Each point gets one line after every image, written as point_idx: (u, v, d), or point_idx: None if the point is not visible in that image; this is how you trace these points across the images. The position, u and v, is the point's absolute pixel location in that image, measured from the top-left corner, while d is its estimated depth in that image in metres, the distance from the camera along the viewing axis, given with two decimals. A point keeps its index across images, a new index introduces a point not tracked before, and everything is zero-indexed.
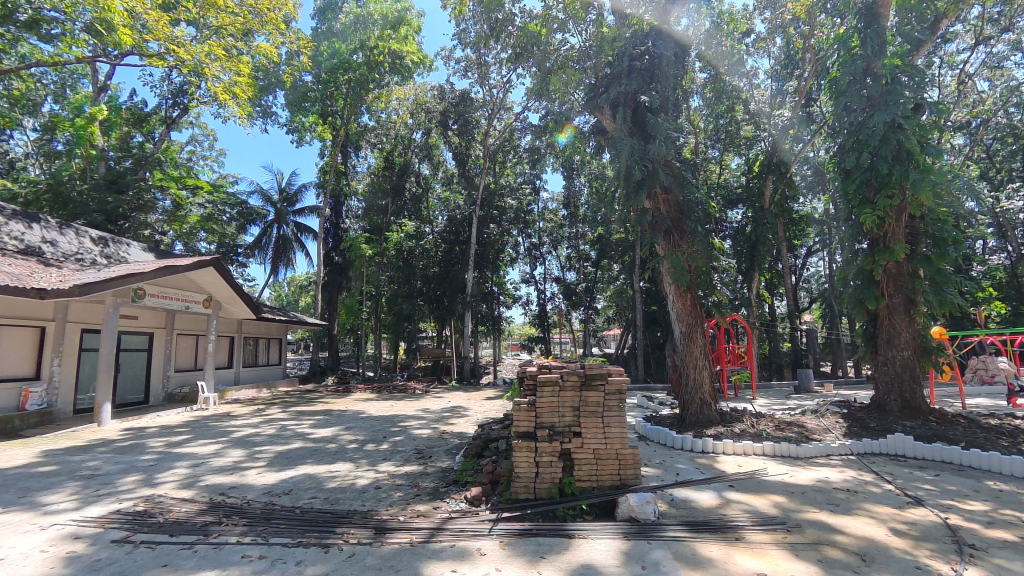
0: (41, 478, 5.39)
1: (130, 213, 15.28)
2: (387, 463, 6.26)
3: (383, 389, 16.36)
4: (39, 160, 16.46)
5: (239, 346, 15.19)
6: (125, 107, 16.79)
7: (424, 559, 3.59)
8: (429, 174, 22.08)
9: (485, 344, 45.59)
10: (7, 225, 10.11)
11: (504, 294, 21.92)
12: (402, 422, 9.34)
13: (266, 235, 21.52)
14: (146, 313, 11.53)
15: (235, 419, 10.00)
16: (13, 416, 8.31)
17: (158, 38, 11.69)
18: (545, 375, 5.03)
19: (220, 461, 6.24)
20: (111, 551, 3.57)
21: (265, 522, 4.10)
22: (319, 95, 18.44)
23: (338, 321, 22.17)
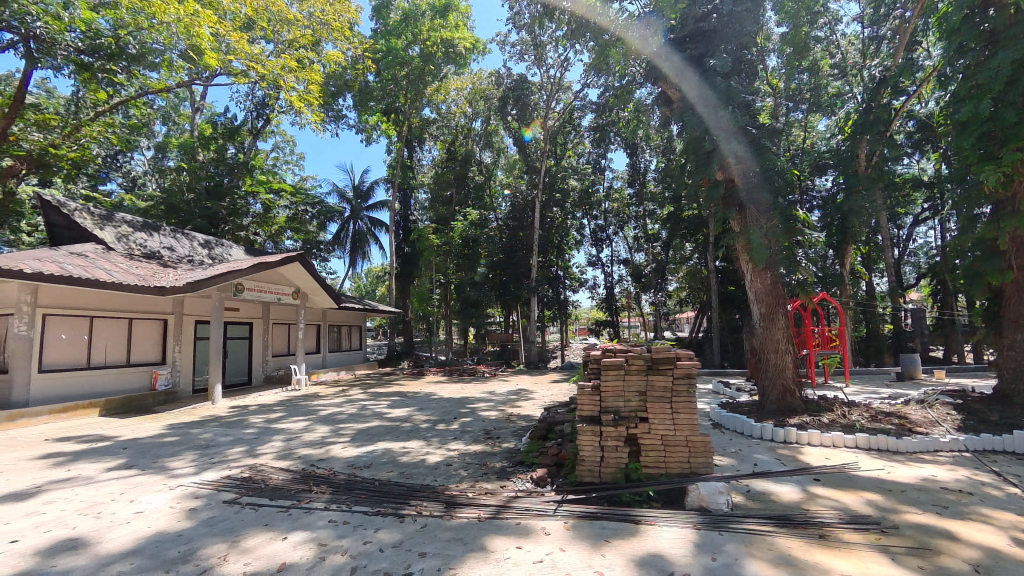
0: (170, 446, 6.36)
1: (228, 217, 17.32)
2: (456, 442, 6.56)
3: (453, 372, 17.11)
4: (156, 176, 19.06)
5: (325, 333, 16.62)
6: (221, 122, 18.77)
7: (489, 534, 3.75)
8: (491, 162, 22.79)
9: (552, 330, 44.92)
10: (134, 235, 11.87)
11: (570, 278, 21.63)
12: (470, 403, 9.72)
13: (343, 231, 23.11)
14: (245, 304, 12.97)
15: (322, 399, 11.02)
16: (147, 395, 9.92)
17: (240, 57, 13.09)
18: (610, 360, 4.94)
19: (309, 436, 6.93)
20: (222, 510, 4.14)
21: (348, 492, 4.50)
22: (382, 93, 19.33)
23: (411, 309, 23.45)
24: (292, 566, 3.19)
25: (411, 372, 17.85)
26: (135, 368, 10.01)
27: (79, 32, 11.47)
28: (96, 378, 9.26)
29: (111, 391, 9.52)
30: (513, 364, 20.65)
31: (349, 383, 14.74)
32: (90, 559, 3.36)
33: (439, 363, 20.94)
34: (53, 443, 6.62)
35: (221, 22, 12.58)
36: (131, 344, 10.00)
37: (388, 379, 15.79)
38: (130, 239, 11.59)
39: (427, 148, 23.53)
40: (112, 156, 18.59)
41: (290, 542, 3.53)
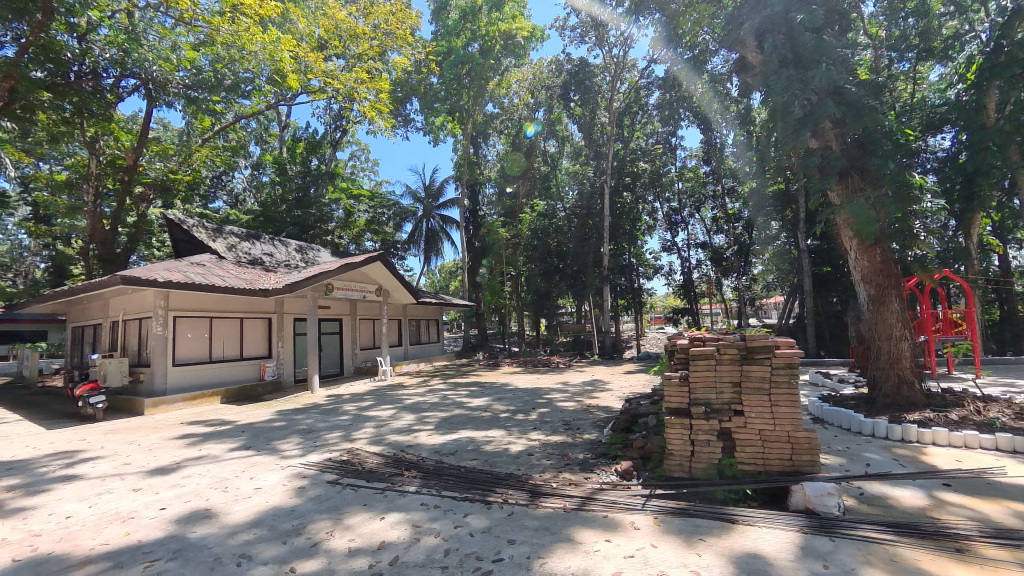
0: (280, 430, 7.07)
1: (315, 224, 18.88)
2: (537, 432, 6.55)
3: (528, 363, 17.24)
4: (255, 191, 21.26)
5: (406, 327, 17.54)
6: (305, 138, 20.46)
7: (576, 525, 3.67)
8: (556, 150, 22.81)
9: (625, 318, 43.52)
10: (240, 245, 13.34)
11: (644, 265, 20.79)
12: (547, 394, 9.69)
13: (417, 230, 24.13)
14: (336, 302, 14.07)
15: (406, 389, 11.65)
16: (257, 385, 11.14)
17: (317, 75, 14.23)
18: (699, 348, 4.62)
19: (397, 424, 7.32)
20: (326, 489, 4.48)
21: (436, 478, 4.66)
22: (446, 93, 19.87)
23: (483, 302, 24.05)
24: (391, 544, 3.35)
25: (487, 363, 18.31)
26: (247, 361, 11.28)
27: (186, 70, 13.09)
28: (216, 370, 10.55)
29: (229, 381, 10.82)
30: (588, 354, 20.19)
31: (430, 374, 15.44)
32: (221, 527, 3.80)
33: (513, 354, 21.26)
34: (188, 426, 7.65)
35: (298, 45, 13.76)
36: (243, 340, 11.29)
37: (466, 370, 16.31)
38: (238, 249, 13.05)
39: (492, 143, 23.84)
40: (219, 177, 21.02)
41: (387, 521, 3.72)
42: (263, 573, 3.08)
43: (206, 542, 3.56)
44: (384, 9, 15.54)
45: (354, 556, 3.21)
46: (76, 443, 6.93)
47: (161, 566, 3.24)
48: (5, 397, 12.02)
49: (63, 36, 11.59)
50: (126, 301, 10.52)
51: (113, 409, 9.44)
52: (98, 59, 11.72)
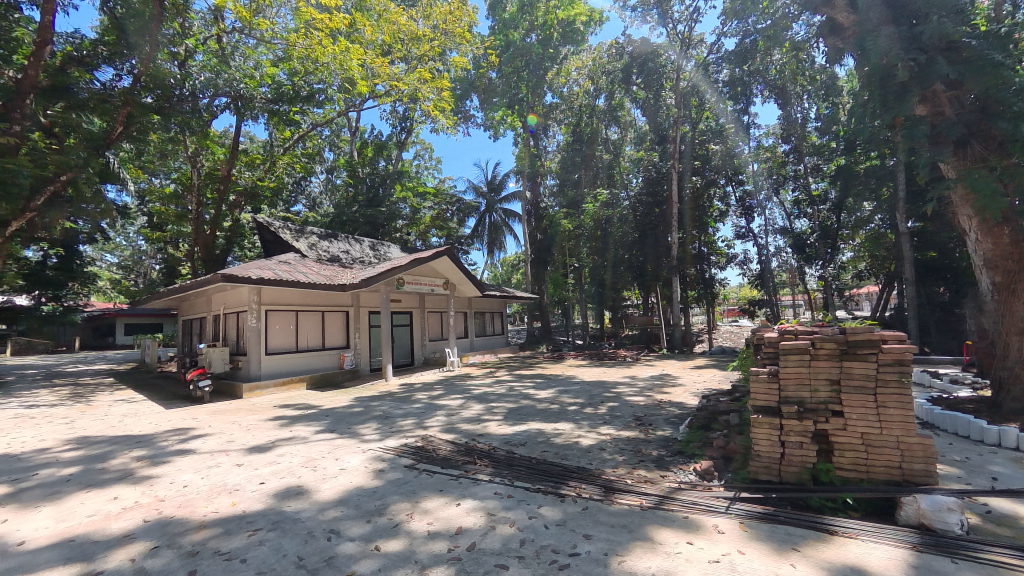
0: (360, 416, 7.53)
1: (385, 222, 19.87)
2: (607, 427, 6.38)
3: (594, 356, 16.95)
4: (330, 193, 22.78)
5: (472, 319, 17.97)
6: (373, 141, 21.55)
7: (654, 524, 3.51)
8: (620, 137, 22.17)
9: (695, 311, 41.28)
10: (321, 243, 14.37)
11: (716, 253, 19.56)
12: (615, 388, 9.45)
13: (480, 225, 24.57)
14: (406, 296, 14.72)
15: (473, 379, 11.93)
16: (338, 373, 11.97)
17: (383, 79, 14.90)
18: (790, 342, 4.24)
19: (467, 413, 7.49)
20: (404, 474, 4.67)
21: (508, 468, 4.68)
22: (505, 87, 19.93)
23: (547, 294, 24.04)
24: (468, 531, 3.40)
25: (551, 355, 18.28)
26: (328, 351, 12.15)
27: (268, 85, 14.27)
28: (302, 358, 11.47)
29: (313, 369, 11.72)
30: (655, 347, 19.47)
31: (495, 365, 15.70)
32: (313, 503, 4.10)
33: (577, 347, 21.02)
34: (280, 409, 8.38)
35: (365, 53, 14.39)
36: (324, 332, 12.16)
37: (530, 362, 16.40)
38: (319, 247, 14.07)
39: (552, 133, 23.64)
40: (300, 182, 22.75)
41: (463, 507, 3.80)
42: (351, 549, 3.27)
43: (301, 516, 3.85)
44: (442, 9, 15.89)
45: (433, 539, 3.31)
46: (191, 421, 7.86)
47: (264, 534, 3.56)
48: (135, 380, 13.94)
49: (168, 64, 13.17)
50: (225, 296, 11.74)
51: (218, 392, 10.61)
52: (195, 83, 13.13)
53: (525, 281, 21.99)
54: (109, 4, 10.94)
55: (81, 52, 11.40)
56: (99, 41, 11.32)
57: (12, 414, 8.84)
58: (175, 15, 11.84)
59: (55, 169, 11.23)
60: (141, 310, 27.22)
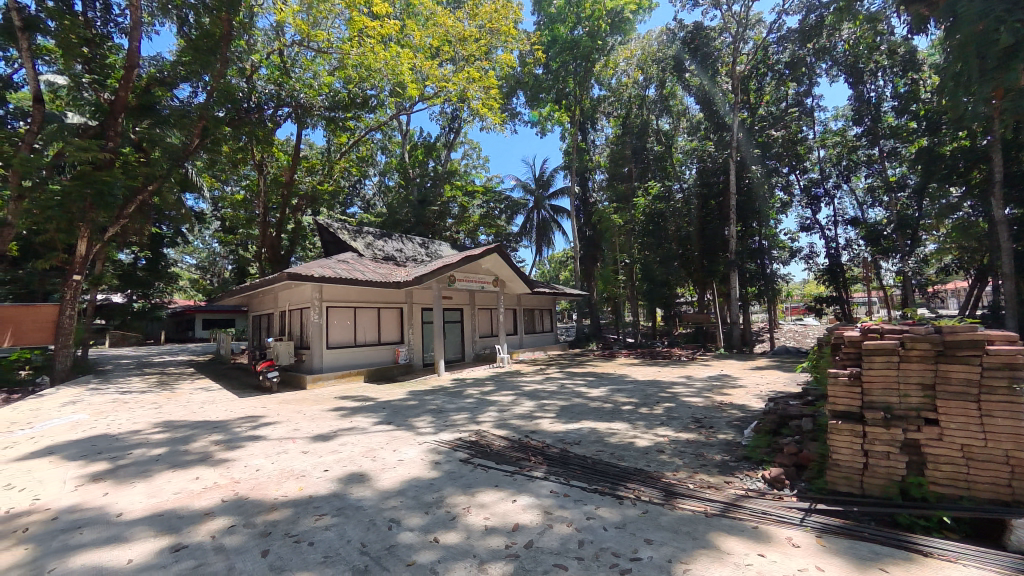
0: (415, 409, 7.74)
1: (435, 221, 20.40)
2: (664, 428, 6.15)
3: (646, 355, 16.44)
4: (384, 195, 23.68)
5: (521, 316, 18.03)
6: (423, 142, 22.15)
7: (721, 532, 3.31)
8: (671, 127, 20.84)
9: (755, 310, 38.97)
10: (376, 243, 14.96)
11: (779, 247, 18.37)
12: (671, 388, 9.10)
13: (528, 222, 24.55)
14: (457, 293, 14.99)
15: (524, 376, 11.95)
16: (393, 367, 12.40)
17: (433, 81, 15.29)
18: (874, 342, 3.86)
19: (519, 409, 7.50)
20: (460, 467, 4.73)
21: (563, 467, 4.61)
22: (551, 82, 19.80)
23: (597, 291, 23.69)
24: (525, 528, 3.38)
25: (601, 353, 17.96)
26: (384, 346, 12.62)
27: (326, 94, 15.01)
28: (360, 352, 11.99)
29: (370, 363, 12.22)
30: (711, 347, 18.59)
31: (545, 362, 15.66)
32: (374, 491, 4.24)
33: (628, 345, 20.51)
34: (340, 401, 8.80)
35: (416, 56, 14.81)
36: (380, 327, 12.64)
37: (580, 359, 16.21)
38: (374, 246, 14.66)
39: (600, 127, 23.19)
40: (356, 185, 23.79)
41: (519, 504, 3.78)
42: (410, 538, 3.34)
43: (363, 503, 4.00)
44: (488, 8, 15.97)
45: (491, 535, 3.31)
46: (261, 409, 8.44)
47: (329, 519, 3.73)
48: (213, 370, 15.20)
49: (237, 80, 14.24)
50: (290, 293, 12.52)
51: (284, 382, 11.33)
52: (260, 95, 14.12)
53: (574, 278, 21.75)
54: (185, 27, 11.94)
55: (163, 73, 12.61)
56: (178, 62, 12.43)
57: (111, 399, 9.91)
58: (242, 34, 12.78)
59: (144, 180, 12.43)
60: (216, 307, 29.67)
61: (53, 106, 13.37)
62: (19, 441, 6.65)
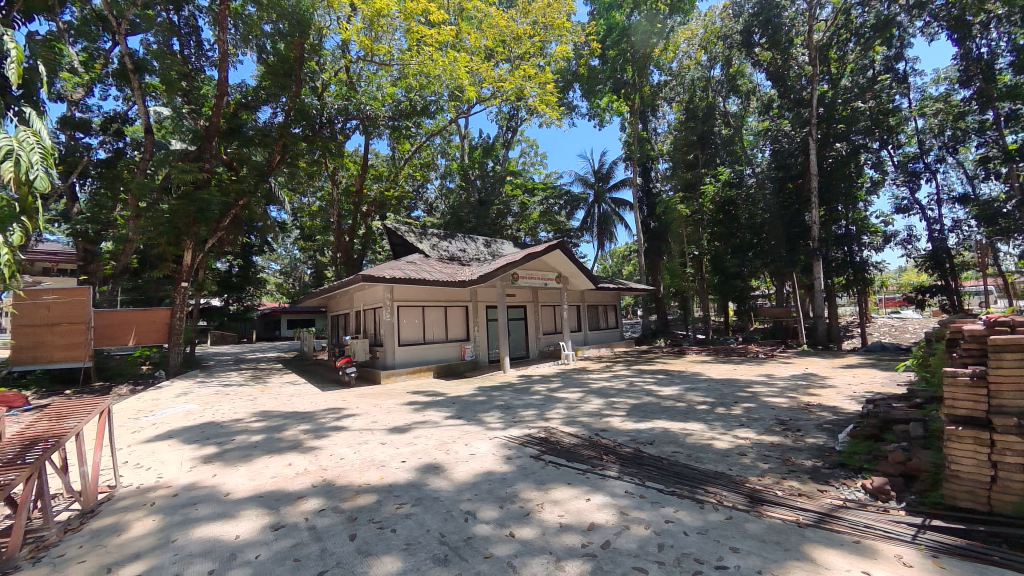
0: (483, 404, 7.94)
1: (496, 219, 20.72)
2: (745, 430, 5.79)
3: (719, 352, 15.57)
4: (446, 197, 24.44)
5: (585, 313, 17.81)
6: (482, 143, 22.56)
7: (816, 545, 3.06)
8: (740, 109, 19.51)
9: (843, 302, 35.37)
10: (441, 244, 15.53)
11: (871, 232, 16.55)
12: (750, 387, 8.55)
13: (589, 216, 24.14)
14: (520, 291, 15.15)
15: (590, 373, 11.80)
16: (460, 364, 12.79)
17: (490, 82, 15.57)
18: (1003, 337, 3.34)
19: (588, 407, 7.43)
20: (532, 463, 4.78)
21: (637, 467, 4.50)
22: (608, 73, 19.26)
23: (663, 285, 22.78)
24: (601, 528, 3.35)
25: (670, 350, 17.24)
26: (451, 343, 13.06)
27: (390, 104, 15.77)
28: (429, 349, 12.51)
29: (438, 359, 12.71)
30: (792, 343, 17.21)
31: (610, 359, 15.36)
32: (450, 483, 4.42)
33: (698, 341, 19.54)
34: (413, 395, 9.24)
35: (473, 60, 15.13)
36: (447, 325, 13.10)
37: (647, 357, 15.70)
38: (439, 247, 15.21)
39: (661, 114, 22.29)
40: (419, 189, 24.72)
41: (593, 502, 3.75)
42: (487, 531, 3.44)
43: (440, 494, 4.17)
44: (540, 4, 15.92)
45: (566, 532, 3.32)
46: (342, 402, 9.09)
47: (410, 508, 3.94)
48: (300, 366, 16.60)
49: (311, 98, 15.38)
50: (364, 294, 13.34)
51: (360, 377, 12.10)
52: (331, 110, 15.17)
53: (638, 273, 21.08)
54: (265, 53, 13.06)
55: (247, 99, 13.99)
56: (259, 87, 13.70)
57: (215, 391, 11.15)
58: (314, 55, 13.82)
59: (236, 196, 13.76)
60: (300, 308, 32.30)
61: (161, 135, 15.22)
62: (144, 426, 7.69)
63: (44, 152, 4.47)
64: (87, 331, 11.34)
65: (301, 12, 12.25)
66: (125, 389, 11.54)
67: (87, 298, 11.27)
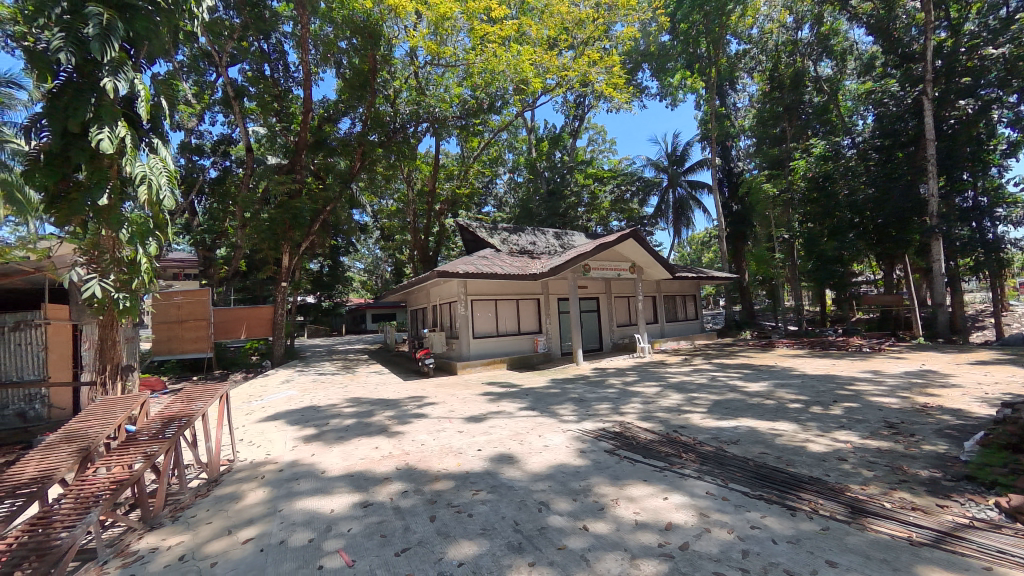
0: (557, 397, 7.97)
1: (567, 211, 20.51)
2: (846, 432, 5.21)
3: (814, 345, 14.10)
4: (515, 191, 24.72)
5: (661, 304, 17.07)
6: (548, 134, 22.44)
7: (935, 567, 2.67)
8: (836, 72, 17.35)
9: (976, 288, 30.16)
10: (511, 237, 15.76)
11: (1011, 203, 13.90)
12: (853, 384, 7.66)
13: (664, 202, 22.96)
14: (592, 282, 14.92)
15: (668, 367, 11.32)
16: (533, 356, 12.93)
17: (554, 72, 15.42)
18: None
19: (666, 402, 7.15)
20: (606, 457, 4.72)
21: (719, 467, 4.26)
22: (679, 48, 18.05)
23: (748, 272, 21.10)
24: (679, 528, 3.22)
25: (757, 343, 15.93)
26: (523, 336, 13.25)
27: (457, 104, 16.26)
28: (502, 341, 12.81)
29: (511, 352, 12.97)
30: (906, 335, 15.07)
31: (690, 352, 14.60)
32: (523, 473, 4.51)
33: (789, 333, 17.89)
34: (487, 386, 9.53)
35: (538, 51, 15.09)
36: (519, 318, 13.30)
37: (731, 350, 14.69)
38: (510, 241, 15.45)
39: (741, 86, 20.56)
40: (489, 185, 25.28)
41: (670, 502, 3.62)
42: (560, 523, 3.47)
43: (514, 484, 4.28)
44: None
45: (641, 530, 3.25)
46: (423, 391, 9.64)
47: (485, 495, 4.09)
48: (385, 357, 17.91)
49: (386, 106, 16.32)
50: (440, 289, 13.98)
51: (438, 368, 12.73)
52: (404, 116, 15.99)
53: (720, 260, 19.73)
54: (345, 68, 14.11)
55: (330, 112, 15.24)
56: (339, 100, 14.85)
57: (311, 379, 12.38)
58: (385, 66, 14.61)
59: (324, 202, 15.02)
60: (384, 303, 34.69)
61: (260, 151, 17.06)
62: (257, 409, 8.79)
63: (170, 174, 5.23)
64: (208, 327, 13.09)
65: (373, 26, 13.05)
66: (240, 376, 13.25)
67: (206, 299, 12.89)
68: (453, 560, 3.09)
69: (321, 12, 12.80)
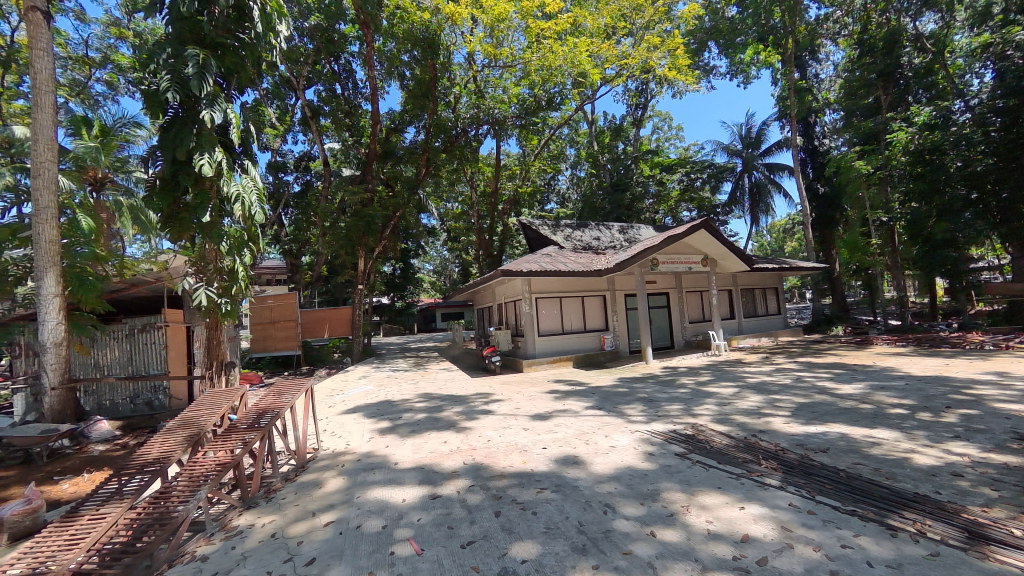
0: (624, 396, 7.76)
1: (632, 204, 19.83)
2: (964, 443, 4.51)
3: (924, 342, 12.37)
4: (578, 186, 24.42)
5: (739, 298, 15.92)
6: (609, 126, 21.88)
7: None
8: (945, 25, 15.06)
9: None
10: (575, 233, 15.60)
11: None
12: (975, 387, 6.60)
13: (738, 188, 21.33)
14: (661, 277, 14.31)
15: (747, 366, 10.54)
16: (600, 354, 12.70)
17: (613, 61, 15.02)
18: None
19: (744, 404, 6.67)
20: (677, 461, 4.51)
21: (806, 477, 3.88)
22: (750, 19, 16.35)
23: (841, 261, 18.99)
24: (757, 542, 2.99)
25: (851, 340, 14.30)
26: (590, 333, 13.06)
27: (516, 103, 16.41)
28: (568, 339, 12.72)
29: (577, 350, 12.84)
30: None
31: (772, 350, 13.46)
32: (589, 474, 4.45)
33: (892, 328, 15.86)
34: (553, 384, 9.53)
35: (596, 41, 14.80)
36: (585, 315, 13.12)
37: (820, 347, 13.34)
38: (574, 237, 15.30)
39: (825, 54, 18.56)
40: (551, 182, 25.21)
41: (747, 512, 3.37)
42: (627, 527, 3.37)
43: (579, 484, 4.24)
44: None
45: (714, 541, 3.06)
46: (489, 388, 9.88)
47: (549, 494, 4.10)
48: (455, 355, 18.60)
49: (448, 111, 16.90)
50: (504, 288, 14.20)
51: (505, 365, 12.96)
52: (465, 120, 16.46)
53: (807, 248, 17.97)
54: (408, 79, 14.84)
55: (396, 122, 16.15)
56: (404, 110, 15.66)
57: (386, 374, 13.19)
58: (445, 73, 15.18)
59: (392, 208, 15.90)
60: (453, 302, 35.95)
61: (336, 165, 18.49)
62: (340, 402, 9.55)
63: (259, 192, 5.88)
64: (295, 327, 14.35)
65: (432, 36, 13.62)
66: (324, 372, 14.48)
67: (293, 301, 14.18)
68: (516, 557, 3.13)
69: (384, 29, 13.57)
